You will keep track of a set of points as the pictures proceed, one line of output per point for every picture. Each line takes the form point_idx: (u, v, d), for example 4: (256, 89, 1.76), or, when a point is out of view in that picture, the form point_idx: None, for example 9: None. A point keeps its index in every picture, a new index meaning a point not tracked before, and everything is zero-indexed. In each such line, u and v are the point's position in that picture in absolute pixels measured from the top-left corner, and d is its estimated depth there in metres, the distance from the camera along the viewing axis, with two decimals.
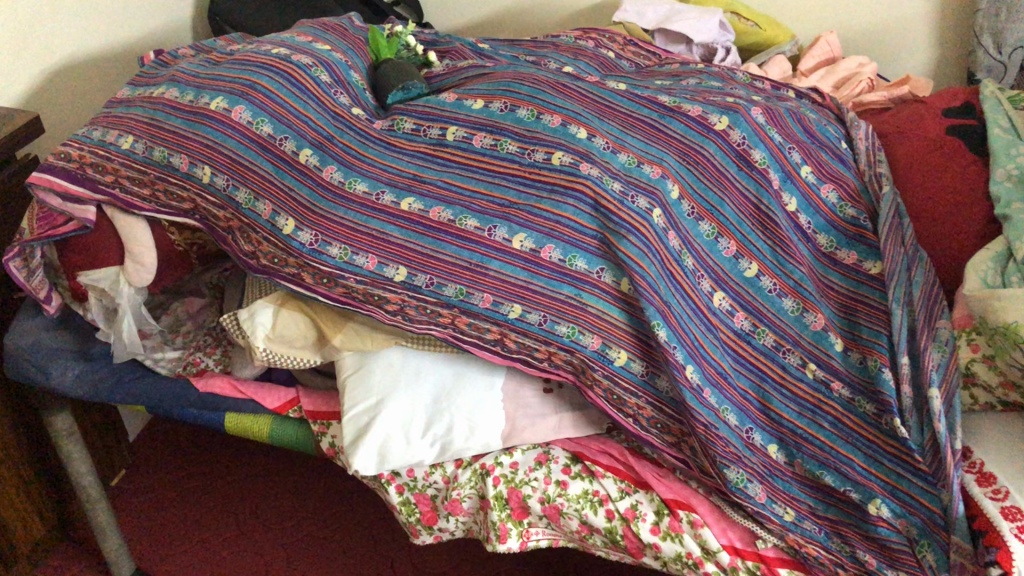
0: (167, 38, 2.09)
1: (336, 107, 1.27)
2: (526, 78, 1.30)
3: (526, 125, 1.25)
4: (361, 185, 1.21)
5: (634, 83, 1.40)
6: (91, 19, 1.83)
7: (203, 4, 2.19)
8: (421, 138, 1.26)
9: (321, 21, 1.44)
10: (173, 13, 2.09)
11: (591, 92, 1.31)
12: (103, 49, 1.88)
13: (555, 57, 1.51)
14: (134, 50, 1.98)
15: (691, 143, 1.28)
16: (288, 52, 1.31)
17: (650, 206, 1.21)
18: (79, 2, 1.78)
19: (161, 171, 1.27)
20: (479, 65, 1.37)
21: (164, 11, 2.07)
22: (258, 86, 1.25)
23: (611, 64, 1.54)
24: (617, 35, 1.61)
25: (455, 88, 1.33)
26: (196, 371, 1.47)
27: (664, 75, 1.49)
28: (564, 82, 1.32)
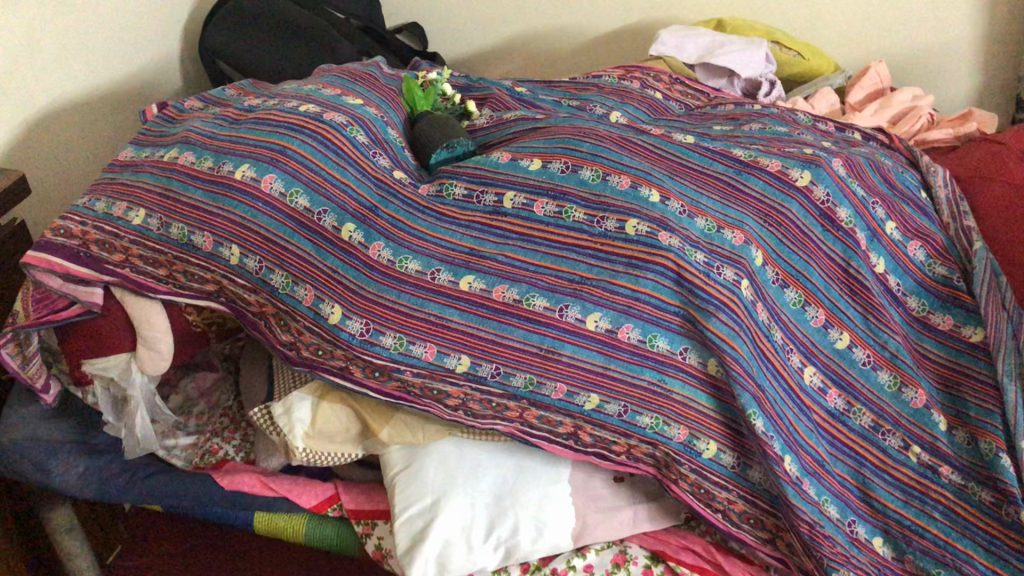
0: (155, 76, 1.93)
1: (377, 173, 1.14)
2: (587, 134, 1.18)
3: (593, 188, 1.12)
4: (413, 263, 1.07)
5: (695, 133, 1.28)
6: (75, 60, 1.67)
7: (191, 37, 2.03)
8: (475, 206, 1.13)
9: (346, 69, 1.30)
10: (160, 48, 1.94)
11: (658, 148, 1.19)
12: (89, 89, 1.72)
13: (601, 100, 1.38)
14: (120, 92, 1.82)
15: (773, 202, 1.16)
16: (319, 110, 1.17)
17: (738, 277, 1.08)
18: (62, 43, 1.62)
19: (179, 249, 1.12)
20: (528, 118, 1.24)
21: (151, 47, 1.91)
22: (290, 152, 1.12)
23: (660, 106, 1.42)
24: (660, 73, 1.49)
25: (507, 145, 1.20)
26: (215, 461, 1.31)
27: (720, 120, 1.37)
28: (627, 136, 1.19)
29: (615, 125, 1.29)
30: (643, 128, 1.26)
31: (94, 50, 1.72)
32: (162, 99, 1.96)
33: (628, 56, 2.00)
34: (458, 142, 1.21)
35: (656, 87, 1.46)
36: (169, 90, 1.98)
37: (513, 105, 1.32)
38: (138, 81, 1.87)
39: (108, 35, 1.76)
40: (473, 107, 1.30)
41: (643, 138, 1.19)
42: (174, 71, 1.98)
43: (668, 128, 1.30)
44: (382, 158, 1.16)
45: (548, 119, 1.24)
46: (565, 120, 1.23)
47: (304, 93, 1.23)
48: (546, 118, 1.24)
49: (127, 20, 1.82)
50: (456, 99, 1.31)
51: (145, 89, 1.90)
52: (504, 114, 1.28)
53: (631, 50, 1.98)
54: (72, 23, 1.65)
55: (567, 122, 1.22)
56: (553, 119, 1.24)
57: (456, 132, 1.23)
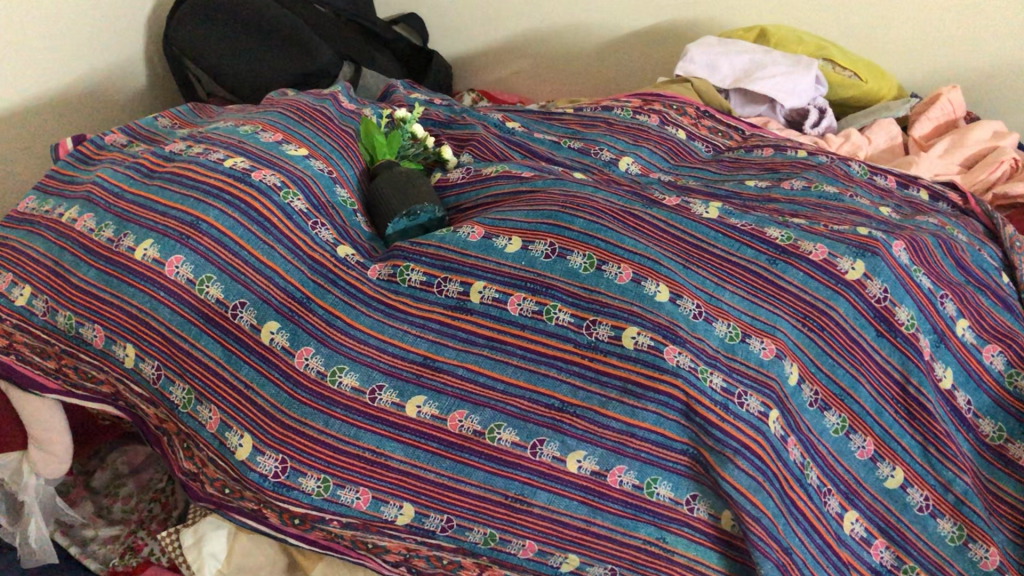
0: (117, 74, 1.70)
1: (316, 250, 0.91)
2: (581, 205, 0.94)
3: (583, 280, 0.88)
4: (349, 376, 0.84)
5: (720, 199, 1.03)
6: (22, 61, 1.44)
7: (158, 25, 1.80)
8: (435, 296, 0.90)
9: (295, 104, 1.07)
10: (122, 40, 1.70)
11: (670, 226, 0.94)
12: (36, 96, 1.50)
13: (609, 141, 1.14)
14: (78, 98, 1.60)
15: (814, 300, 0.91)
16: (249, 165, 0.94)
17: (765, 409, 0.83)
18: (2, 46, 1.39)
19: (67, 342, 0.90)
20: (513, 174, 1.00)
21: (112, 40, 1.67)
22: (204, 226, 0.89)
23: (681, 149, 1.16)
24: (686, 104, 1.23)
25: (481, 215, 0.96)
26: (135, 563, 1.10)
27: (754, 173, 1.12)
28: (632, 208, 0.95)
29: (621, 183, 1.04)
30: (656, 192, 1.02)
31: (48, 53, 1.50)
32: (123, 99, 1.74)
33: (655, 71, 1.73)
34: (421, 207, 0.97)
35: (679, 120, 1.20)
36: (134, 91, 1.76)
37: (499, 151, 1.08)
38: (97, 82, 1.65)
39: (65, 33, 1.54)
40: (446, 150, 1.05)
41: (655, 209, 0.95)
42: (138, 68, 1.76)
43: (687, 193, 1.05)
44: (322, 230, 0.93)
45: (537, 178, 1.00)
46: (558, 181, 0.99)
47: (236, 138, 0.99)
48: (535, 175, 1.00)
49: (89, 14, 1.59)
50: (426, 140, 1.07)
51: (103, 88, 1.67)
52: (486, 165, 1.04)
53: (659, 66, 1.72)
54: (22, 23, 1.42)
55: (558, 183, 0.98)
56: (544, 177, 1.00)
57: (420, 192, 0.99)
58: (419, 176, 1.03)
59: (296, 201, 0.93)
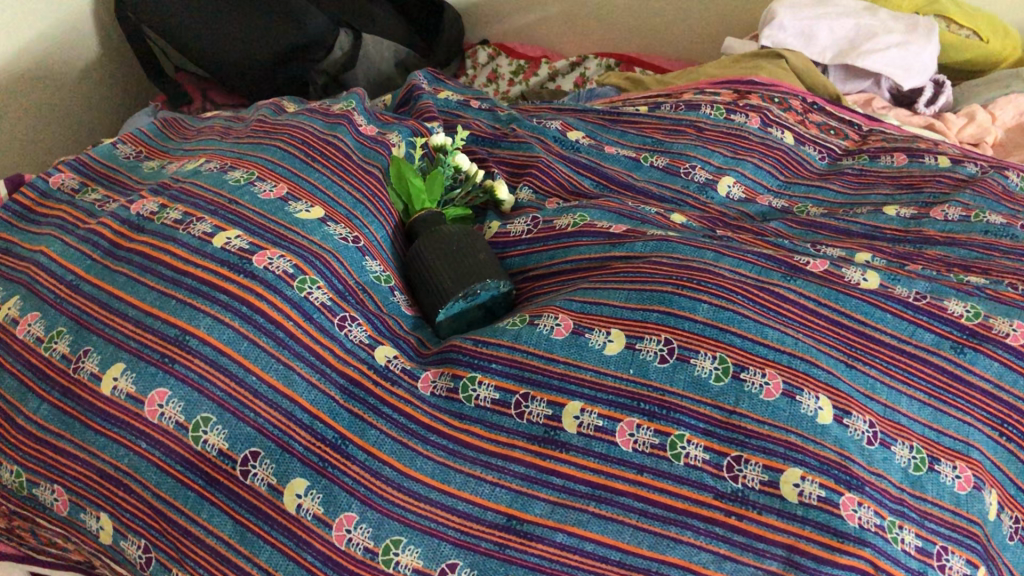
0: (69, 52, 1.39)
1: (349, 363, 0.67)
2: (701, 280, 0.70)
3: (716, 396, 0.65)
4: (408, 554, 0.59)
5: (863, 245, 0.79)
6: None
7: None
8: (516, 424, 0.66)
9: (299, 135, 0.81)
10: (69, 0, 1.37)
11: (820, 302, 0.70)
12: None
13: (701, 154, 0.89)
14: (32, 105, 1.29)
15: (1016, 401, 0.67)
16: (249, 244, 0.69)
17: (972, 570, 0.60)
18: None
19: (20, 504, 0.67)
20: (598, 229, 0.76)
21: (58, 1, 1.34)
22: (194, 342, 0.65)
23: (791, 158, 0.92)
24: (789, 94, 0.98)
25: (563, 295, 0.72)
26: None
27: (890, 192, 0.88)
28: (768, 278, 0.70)
29: (733, 229, 0.80)
30: (783, 242, 0.78)
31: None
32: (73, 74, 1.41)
33: (699, 48, 1.47)
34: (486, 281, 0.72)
35: (782, 118, 0.95)
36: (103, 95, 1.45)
37: (569, 190, 0.83)
38: (42, 60, 1.33)
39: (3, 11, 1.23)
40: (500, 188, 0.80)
41: (799, 280, 0.71)
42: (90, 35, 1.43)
43: (815, 236, 0.81)
44: (353, 332, 0.69)
45: (631, 234, 0.75)
46: (661, 237, 0.74)
47: (228, 194, 0.74)
48: (627, 228, 0.76)
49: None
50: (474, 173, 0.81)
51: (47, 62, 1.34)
52: (558, 211, 0.79)
53: (707, 40, 1.45)
54: None
55: (662, 243, 0.73)
56: (639, 232, 0.75)
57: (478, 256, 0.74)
58: (469, 231, 0.78)
59: (316, 293, 0.68)
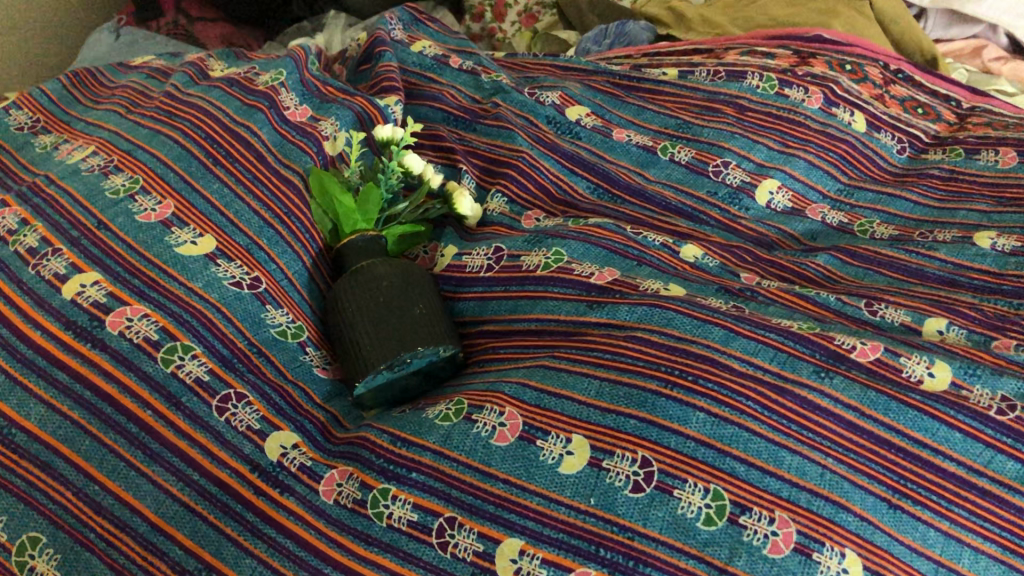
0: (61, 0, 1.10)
1: (223, 463, 0.50)
2: (699, 371, 0.51)
3: (704, 548, 0.45)
4: None
5: (942, 302, 0.58)
6: None
7: None
8: (439, 562, 0.46)
9: (208, 127, 0.64)
10: None
11: (862, 413, 0.50)
12: None
13: (739, 146, 0.68)
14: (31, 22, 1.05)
15: None
16: (107, 296, 0.54)
17: None
18: None
19: None
20: (575, 275, 0.57)
21: None
22: (20, 437, 0.49)
23: (859, 154, 0.70)
24: (867, 59, 0.75)
25: (519, 374, 0.55)
26: None
27: (987, 209, 0.65)
28: (795, 374, 0.51)
29: (763, 272, 0.61)
30: (828, 295, 0.58)
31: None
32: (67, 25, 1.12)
33: None
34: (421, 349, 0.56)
35: (855, 93, 0.72)
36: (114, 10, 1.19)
37: (552, 211, 0.65)
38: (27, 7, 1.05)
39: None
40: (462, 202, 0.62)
41: (834, 379, 0.51)
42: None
43: (875, 281, 0.61)
44: (239, 416, 0.53)
45: (618, 286, 0.57)
46: (656, 297, 0.55)
47: (98, 215, 0.58)
48: (615, 277, 0.57)
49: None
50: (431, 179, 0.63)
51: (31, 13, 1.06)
52: (530, 241, 0.61)
53: None
54: None
55: (656, 308, 0.54)
56: (628, 284, 0.57)
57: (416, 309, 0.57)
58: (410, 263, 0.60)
59: (188, 366, 0.52)
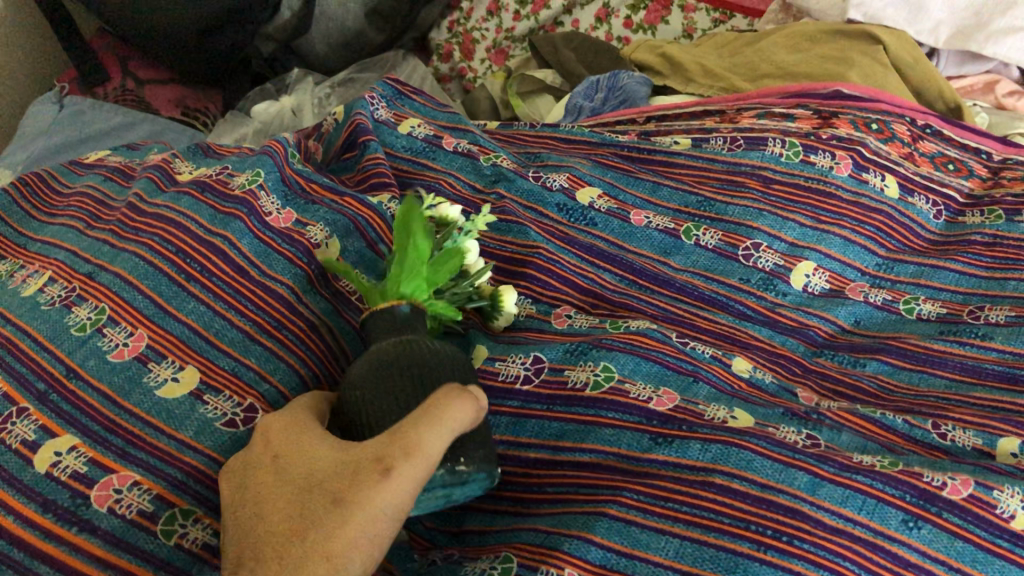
0: None
1: None
2: (787, 526, 0.45)
3: None
4: None
5: (1001, 414, 0.53)
6: None
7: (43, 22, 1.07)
8: None
9: (183, 237, 0.56)
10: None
11: (951, 566, 0.46)
12: None
13: (769, 223, 0.63)
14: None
15: None
16: (87, 464, 0.45)
17: None
18: None
19: None
20: (631, 398, 0.51)
21: None
22: None
23: (896, 223, 0.65)
24: (892, 115, 0.70)
25: (578, 524, 0.47)
26: None
27: None
28: (884, 526, 0.46)
29: (813, 386, 0.56)
30: (895, 416, 0.53)
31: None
32: None
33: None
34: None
35: (883, 154, 0.67)
36: (50, 71, 1.10)
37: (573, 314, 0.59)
38: None
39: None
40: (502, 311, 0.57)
41: (922, 530, 0.47)
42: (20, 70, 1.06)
43: (933, 386, 0.56)
44: None
45: (682, 415, 0.51)
46: (730, 433, 0.49)
47: (66, 360, 0.50)
48: (676, 403, 0.51)
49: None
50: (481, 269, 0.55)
51: None
52: (573, 351, 0.55)
53: None
54: None
55: (732, 446, 0.48)
56: (693, 412, 0.51)
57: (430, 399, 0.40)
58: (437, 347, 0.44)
59: (192, 534, 0.44)
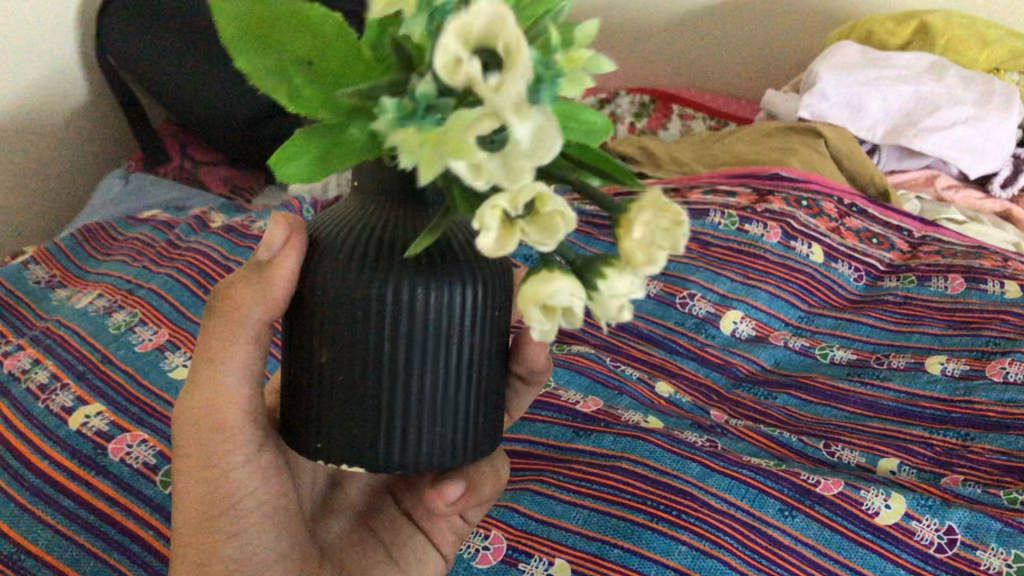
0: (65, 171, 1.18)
1: None
2: (675, 502, 0.54)
3: None
4: None
5: (890, 443, 0.61)
6: None
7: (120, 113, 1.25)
8: None
9: (209, 263, 0.71)
10: (78, 116, 1.18)
11: (821, 552, 0.52)
12: None
13: (703, 278, 0.74)
14: (47, 168, 1.14)
15: None
16: (108, 424, 0.57)
17: None
18: None
19: None
20: (562, 401, 0.63)
21: (63, 114, 1.15)
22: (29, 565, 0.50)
23: (818, 283, 0.75)
24: (822, 195, 0.82)
25: (507, 498, 0.56)
26: None
27: (940, 332, 0.70)
28: (762, 512, 0.54)
29: (729, 411, 0.65)
30: (791, 436, 0.62)
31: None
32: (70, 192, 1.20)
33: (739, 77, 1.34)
34: (336, 418, 0.31)
35: (812, 226, 0.79)
36: (123, 156, 1.28)
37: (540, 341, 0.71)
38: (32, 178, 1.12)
39: (35, 59, 1.08)
40: (561, 231, 0.21)
41: (796, 518, 0.54)
42: (98, 153, 1.23)
43: (834, 416, 0.64)
44: None
45: (601, 414, 0.61)
46: (640, 430, 0.59)
47: (103, 349, 0.64)
48: (598, 406, 0.62)
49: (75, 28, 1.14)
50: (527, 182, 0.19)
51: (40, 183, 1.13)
52: None
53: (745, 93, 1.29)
54: None
55: (639, 440, 0.58)
56: (611, 413, 0.61)
57: (325, 366, 0.30)
58: (321, 291, 0.30)
59: None
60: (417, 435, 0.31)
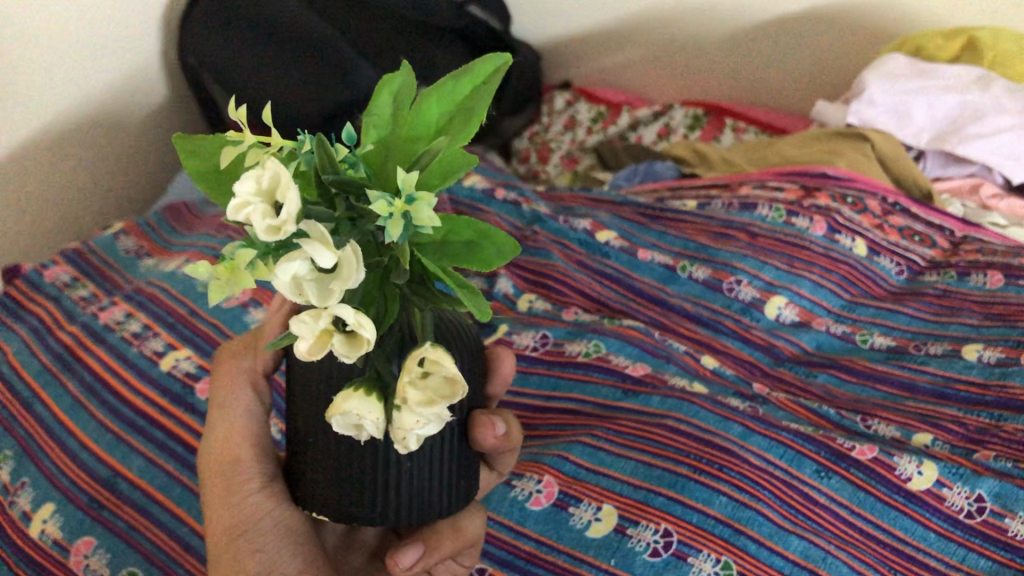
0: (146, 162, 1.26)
1: None
2: (717, 456, 0.57)
3: None
4: None
5: (925, 420, 0.63)
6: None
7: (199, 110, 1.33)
8: None
9: None
10: (161, 112, 1.26)
11: (855, 512, 0.55)
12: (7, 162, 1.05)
13: (748, 265, 0.78)
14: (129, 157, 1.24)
15: None
16: (196, 367, 0.64)
17: None
18: None
19: None
20: (612, 364, 0.67)
21: (147, 109, 1.23)
22: (124, 486, 0.56)
23: (860, 275, 0.78)
24: (866, 193, 0.85)
25: (561, 448, 0.61)
26: None
27: (978, 322, 0.72)
28: (799, 471, 0.57)
29: (770, 385, 0.69)
30: (830, 409, 0.64)
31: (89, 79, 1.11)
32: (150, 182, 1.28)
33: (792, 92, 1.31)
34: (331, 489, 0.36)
35: (857, 222, 0.82)
36: None
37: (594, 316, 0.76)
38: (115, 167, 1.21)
39: (125, 56, 1.16)
40: (362, 350, 0.25)
41: (832, 479, 0.57)
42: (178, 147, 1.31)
43: (872, 396, 0.67)
44: None
45: (649, 378, 0.65)
46: (684, 393, 0.63)
47: (189, 304, 0.70)
48: (646, 371, 0.66)
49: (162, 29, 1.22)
50: (335, 302, 0.24)
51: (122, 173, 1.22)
52: (572, 332, 0.72)
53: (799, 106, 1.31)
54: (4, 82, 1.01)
55: (685, 401, 0.62)
56: (659, 378, 0.66)
57: (309, 442, 0.36)
58: (296, 387, 0.36)
59: None
60: (400, 499, 0.35)
